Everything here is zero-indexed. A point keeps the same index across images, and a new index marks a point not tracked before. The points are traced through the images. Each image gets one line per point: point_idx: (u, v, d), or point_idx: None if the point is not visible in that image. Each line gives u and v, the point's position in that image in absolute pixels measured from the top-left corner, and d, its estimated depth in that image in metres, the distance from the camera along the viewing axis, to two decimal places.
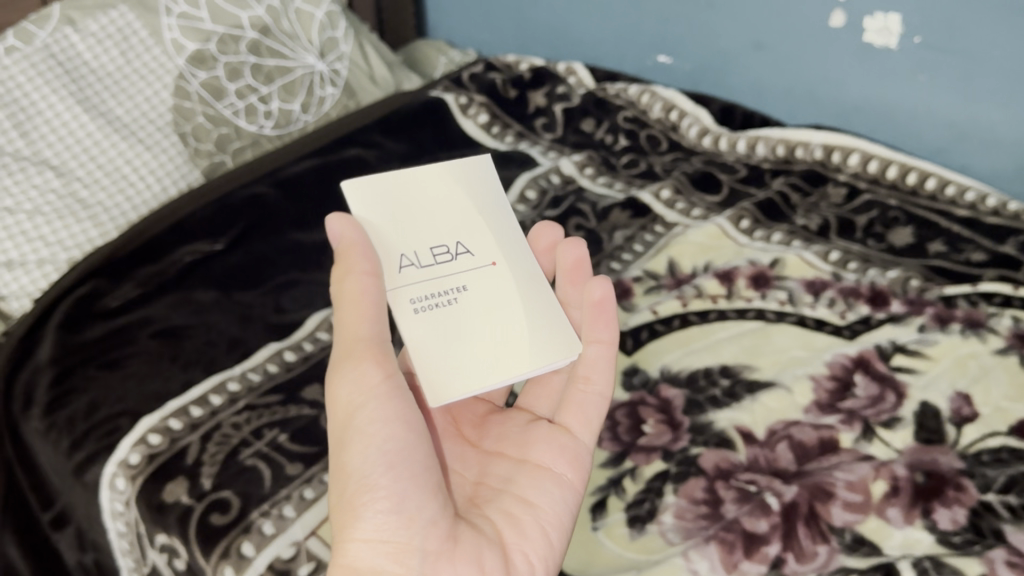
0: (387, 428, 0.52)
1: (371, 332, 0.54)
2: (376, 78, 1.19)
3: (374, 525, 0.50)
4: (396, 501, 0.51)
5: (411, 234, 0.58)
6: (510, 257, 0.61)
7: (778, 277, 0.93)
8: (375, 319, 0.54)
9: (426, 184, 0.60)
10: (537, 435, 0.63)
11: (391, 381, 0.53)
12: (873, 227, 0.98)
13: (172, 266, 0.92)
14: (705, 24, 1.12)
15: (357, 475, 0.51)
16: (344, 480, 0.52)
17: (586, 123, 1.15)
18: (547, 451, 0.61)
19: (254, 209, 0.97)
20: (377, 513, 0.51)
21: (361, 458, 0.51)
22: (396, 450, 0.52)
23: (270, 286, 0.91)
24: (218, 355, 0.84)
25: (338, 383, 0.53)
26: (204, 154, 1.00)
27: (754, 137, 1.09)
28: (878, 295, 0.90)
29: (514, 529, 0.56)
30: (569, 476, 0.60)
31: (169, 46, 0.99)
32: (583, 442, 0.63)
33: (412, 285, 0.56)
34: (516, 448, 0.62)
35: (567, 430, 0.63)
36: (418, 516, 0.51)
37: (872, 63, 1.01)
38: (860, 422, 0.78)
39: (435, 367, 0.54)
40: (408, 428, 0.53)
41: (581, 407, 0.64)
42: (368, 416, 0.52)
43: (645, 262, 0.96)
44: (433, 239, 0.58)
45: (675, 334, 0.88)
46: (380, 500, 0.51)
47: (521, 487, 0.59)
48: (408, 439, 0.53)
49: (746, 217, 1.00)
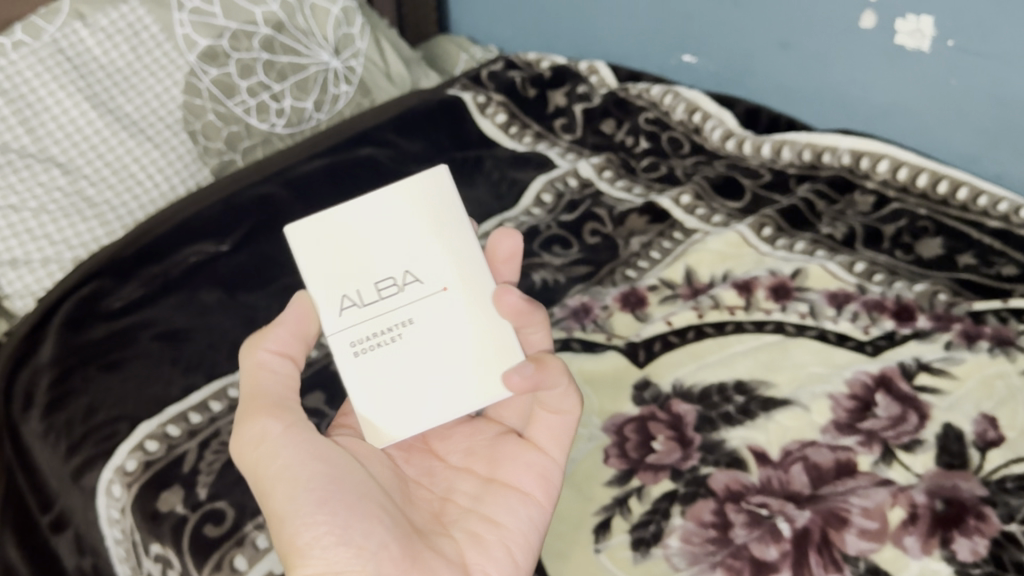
0: (309, 469, 0.52)
1: (276, 394, 0.55)
2: (393, 75, 1.14)
3: (322, 561, 0.51)
4: (340, 534, 0.51)
5: (355, 269, 0.54)
6: (468, 282, 0.56)
7: (799, 288, 0.90)
8: (279, 382, 0.55)
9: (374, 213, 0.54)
10: (506, 450, 0.62)
11: (296, 429, 0.54)
12: (901, 238, 0.94)
13: (176, 266, 0.90)
14: (732, 24, 1.07)
15: (293, 518, 0.51)
16: (280, 527, 0.52)
17: (606, 124, 1.11)
18: (515, 469, 0.61)
19: (261, 209, 0.95)
20: (325, 549, 0.51)
21: (292, 502, 0.52)
22: (324, 485, 0.52)
23: (276, 288, 0.90)
24: (220, 360, 0.83)
25: (247, 441, 0.53)
26: (214, 153, 0.98)
27: (779, 141, 1.05)
28: (904, 309, 0.87)
29: (478, 550, 0.57)
30: (536, 492, 0.60)
31: (180, 42, 0.96)
32: (553, 458, 0.62)
33: (351, 328, 0.54)
34: (482, 464, 0.62)
35: (534, 446, 0.62)
36: (367, 544, 0.51)
37: (902, 67, 0.96)
38: (880, 445, 0.75)
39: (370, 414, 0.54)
40: (331, 464, 0.54)
41: (548, 424, 0.62)
42: (284, 461, 0.52)
43: (661, 271, 0.93)
44: (375, 273, 0.54)
45: (689, 346, 0.85)
46: (325, 537, 0.51)
47: (487, 508, 0.59)
48: (333, 474, 0.53)
49: (768, 224, 0.96)
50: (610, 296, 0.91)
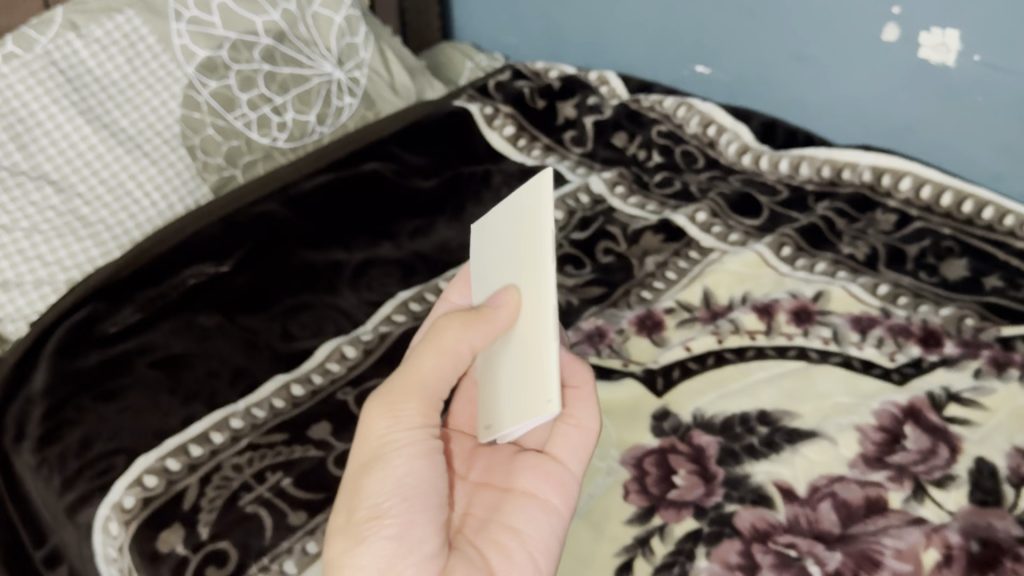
0: (411, 467, 0.57)
1: (430, 377, 0.59)
2: (397, 88, 1.10)
3: (374, 551, 0.54)
4: (399, 531, 0.55)
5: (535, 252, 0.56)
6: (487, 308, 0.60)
7: (821, 312, 0.86)
8: (446, 382, 0.60)
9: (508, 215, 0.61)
10: (524, 464, 0.66)
11: (428, 423, 0.59)
12: (925, 259, 0.91)
13: (174, 288, 0.86)
14: (747, 34, 1.04)
15: (371, 504, 0.56)
16: (355, 505, 0.56)
17: (618, 136, 1.07)
18: (535, 480, 0.64)
19: (262, 228, 0.92)
20: (380, 537, 0.55)
21: (377, 488, 0.56)
22: (409, 490, 0.57)
23: (279, 310, 0.86)
24: (221, 388, 0.79)
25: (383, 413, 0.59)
26: (213, 168, 0.94)
27: (798, 157, 1.01)
28: (931, 334, 0.84)
29: (502, 557, 0.60)
30: (554, 502, 0.63)
31: (178, 53, 0.92)
32: (573, 470, 0.65)
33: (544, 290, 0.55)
34: (500, 480, 0.66)
35: (550, 458, 0.65)
36: (417, 549, 0.55)
37: (925, 82, 0.93)
38: (911, 480, 0.72)
39: (539, 378, 0.52)
40: (429, 470, 0.58)
41: (565, 439, 0.66)
42: (399, 451, 0.58)
43: (678, 292, 0.90)
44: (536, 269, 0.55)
45: (709, 374, 0.82)
46: (387, 527, 0.55)
47: (506, 515, 0.62)
48: (427, 478, 0.58)
49: (788, 244, 0.93)
50: (625, 319, 0.88)
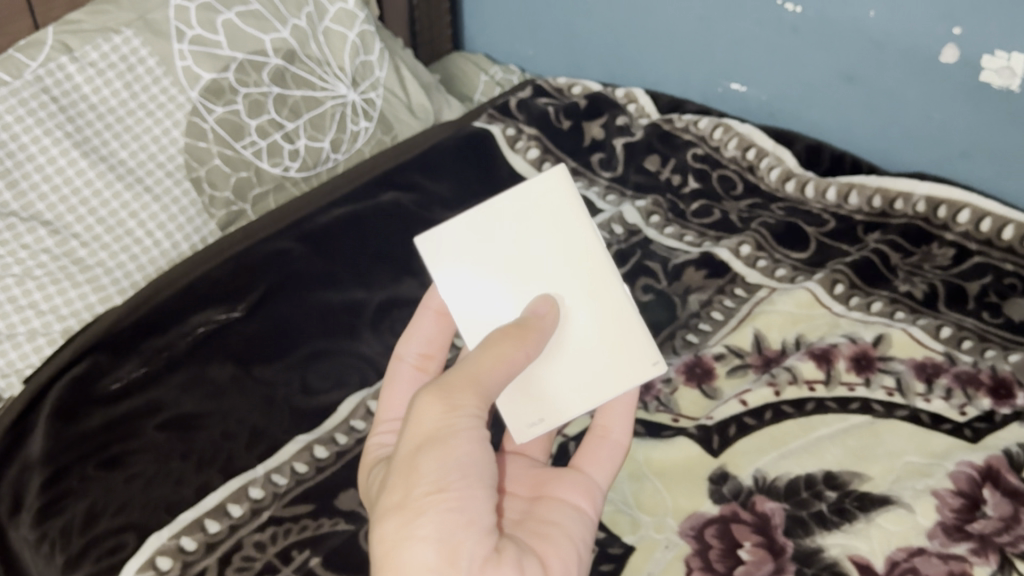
0: (472, 445, 0.50)
1: (492, 378, 0.52)
2: (414, 107, 1.02)
3: (431, 525, 0.47)
4: (458, 504, 0.48)
5: (574, 251, 0.58)
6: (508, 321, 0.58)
7: (883, 358, 0.80)
8: (501, 384, 0.52)
9: (498, 216, 0.58)
10: (552, 475, 0.63)
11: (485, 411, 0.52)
12: (987, 297, 0.85)
13: (183, 337, 0.79)
14: (789, 52, 0.97)
15: (427, 480, 0.48)
16: (413, 481, 0.48)
17: (650, 159, 1.01)
18: (566, 488, 0.61)
19: (278, 267, 0.85)
20: (441, 512, 0.47)
21: (436, 463, 0.48)
22: (469, 466, 0.49)
23: (297, 358, 0.79)
24: (238, 451, 0.72)
25: (442, 393, 0.51)
26: (222, 203, 0.87)
27: (846, 185, 0.95)
28: (1001, 384, 0.77)
29: (547, 543, 0.56)
30: (588, 509, 0.60)
31: (181, 77, 0.84)
32: (597, 482, 0.63)
33: (599, 279, 0.58)
34: (526, 488, 0.62)
35: (579, 469, 0.64)
36: (476, 523, 0.48)
37: (986, 106, 0.87)
38: (996, 553, 0.64)
39: (634, 343, 0.58)
40: (488, 452, 0.51)
41: (595, 453, 0.64)
42: (459, 429, 0.50)
43: (727, 336, 0.83)
44: (587, 263, 0.58)
45: (767, 431, 0.75)
46: (449, 501, 0.47)
47: (545, 514, 0.59)
48: (485, 456, 0.50)
49: (841, 280, 0.87)
50: (673, 366, 0.82)
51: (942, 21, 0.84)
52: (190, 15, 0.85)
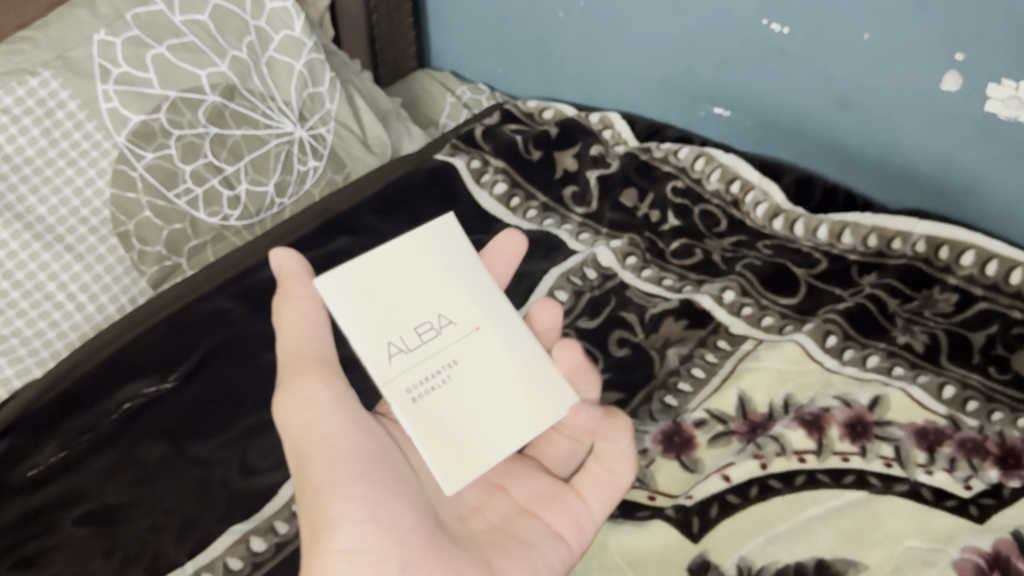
0: (352, 441, 0.50)
1: (317, 353, 0.53)
2: (370, 141, 0.96)
3: (351, 534, 0.47)
4: (371, 510, 0.48)
5: (391, 317, 0.50)
6: (494, 317, 0.53)
7: (880, 424, 0.72)
8: (321, 339, 0.53)
9: (386, 260, 0.52)
10: (546, 490, 0.60)
11: (342, 399, 0.52)
12: (993, 349, 0.77)
13: (106, 416, 0.72)
14: (775, 75, 0.90)
15: (329, 488, 0.48)
16: (313, 493, 0.49)
17: (627, 194, 0.94)
18: (553, 510, 0.58)
19: (215, 331, 0.78)
20: (353, 521, 0.48)
21: (332, 468, 0.49)
22: (365, 460, 0.50)
23: (234, 435, 0.71)
24: (166, 545, 0.65)
25: (293, 403, 0.51)
26: (153, 258, 0.79)
27: (839, 223, 0.88)
28: (1010, 453, 0.69)
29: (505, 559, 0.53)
30: (571, 541, 0.57)
31: (107, 121, 0.76)
32: (591, 512, 0.58)
33: (402, 376, 0.50)
34: (522, 492, 0.59)
35: (575, 493, 0.59)
36: (395, 524, 0.49)
37: (991, 139, 0.79)
38: None
39: (448, 442, 0.49)
40: (373, 440, 0.52)
41: (593, 482, 0.59)
42: (330, 430, 0.50)
43: (709, 400, 0.76)
44: (411, 320, 0.51)
45: (753, 510, 0.67)
46: (357, 507, 0.48)
47: (516, 531, 0.56)
48: (374, 450, 0.51)
49: (833, 332, 0.79)
50: (649, 435, 0.74)
51: (945, 45, 0.76)
52: (115, 51, 0.77)
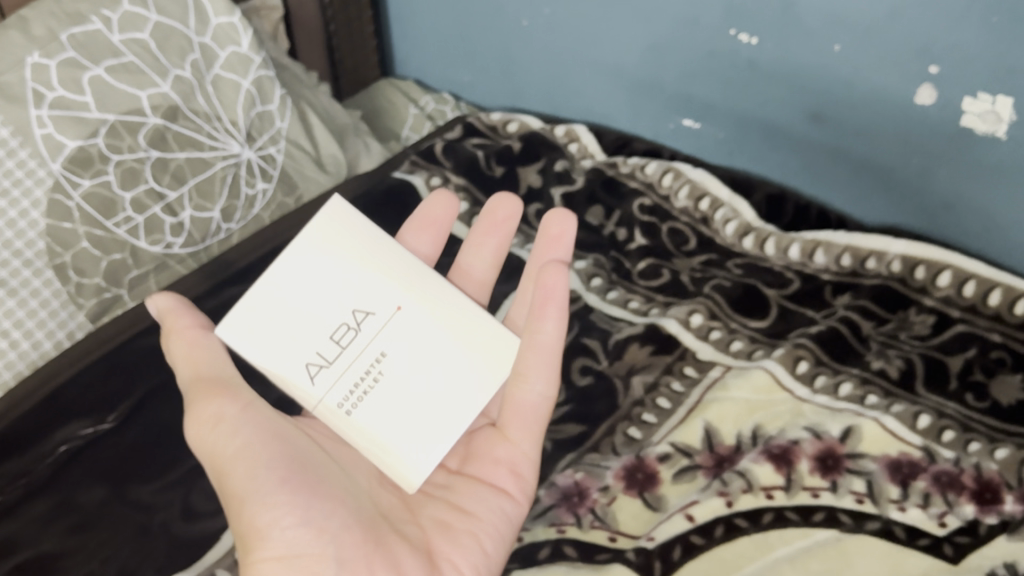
0: (268, 449, 0.53)
1: (216, 373, 0.55)
2: (324, 159, 0.93)
3: (285, 542, 0.51)
4: (300, 515, 0.51)
5: (303, 336, 0.55)
6: (414, 292, 0.60)
7: (853, 456, 0.68)
8: (217, 362, 0.56)
9: (280, 283, 0.55)
10: (478, 444, 0.64)
11: (250, 409, 0.54)
12: (971, 375, 0.74)
13: (41, 458, 0.68)
14: (744, 87, 0.86)
15: (252, 498, 0.51)
16: (240, 508, 0.52)
17: (592, 211, 0.92)
18: (483, 466, 0.63)
19: (156, 366, 0.74)
20: (284, 529, 0.51)
21: (253, 480, 0.52)
22: (285, 466, 0.53)
23: (176, 477, 0.69)
24: None
25: (201, 424, 0.54)
26: (91, 291, 0.76)
27: (812, 241, 0.85)
28: (987, 487, 0.66)
29: (446, 536, 0.58)
30: (510, 490, 0.62)
31: (41, 147, 0.72)
32: (524, 449, 0.63)
33: (331, 391, 0.56)
34: (454, 460, 0.64)
35: (505, 438, 0.63)
36: (325, 525, 0.52)
37: (968, 153, 0.76)
38: None
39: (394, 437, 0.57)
40: (288, 444, 0.54)
41: (519, 419, 0.64)
42: (242, 442, 0.53)
43: (675, 432, 0.72)
44: (326, 330, 0.56)
45: (715, 553, 0.63)
46: (285, 515, 0.51)
47: (457, 498, 0.61)
48: (290, 454, 0.54)
49: (805, 358, 0.75)
50: (610, 472, 0.70)
51: (918, 57, 0.73)
52: (50, 75, 0.73)
